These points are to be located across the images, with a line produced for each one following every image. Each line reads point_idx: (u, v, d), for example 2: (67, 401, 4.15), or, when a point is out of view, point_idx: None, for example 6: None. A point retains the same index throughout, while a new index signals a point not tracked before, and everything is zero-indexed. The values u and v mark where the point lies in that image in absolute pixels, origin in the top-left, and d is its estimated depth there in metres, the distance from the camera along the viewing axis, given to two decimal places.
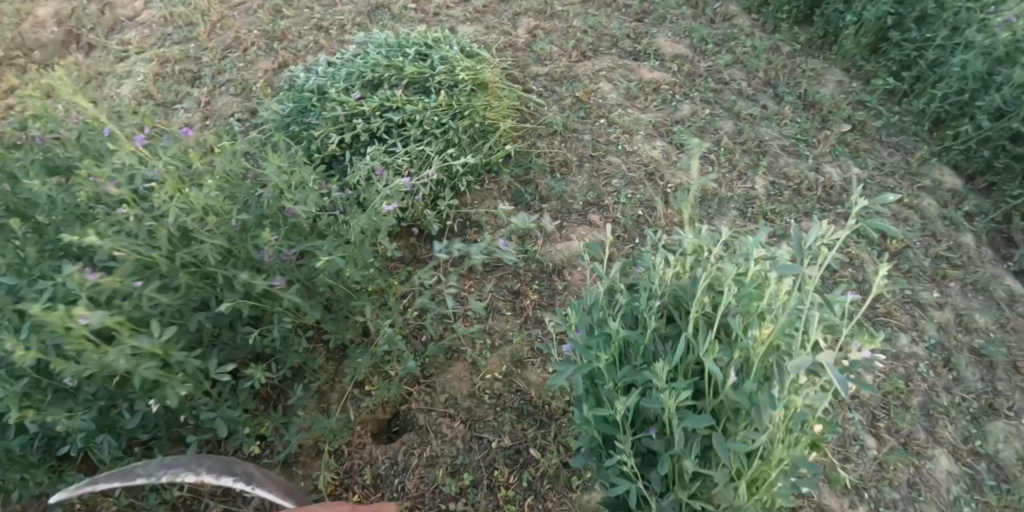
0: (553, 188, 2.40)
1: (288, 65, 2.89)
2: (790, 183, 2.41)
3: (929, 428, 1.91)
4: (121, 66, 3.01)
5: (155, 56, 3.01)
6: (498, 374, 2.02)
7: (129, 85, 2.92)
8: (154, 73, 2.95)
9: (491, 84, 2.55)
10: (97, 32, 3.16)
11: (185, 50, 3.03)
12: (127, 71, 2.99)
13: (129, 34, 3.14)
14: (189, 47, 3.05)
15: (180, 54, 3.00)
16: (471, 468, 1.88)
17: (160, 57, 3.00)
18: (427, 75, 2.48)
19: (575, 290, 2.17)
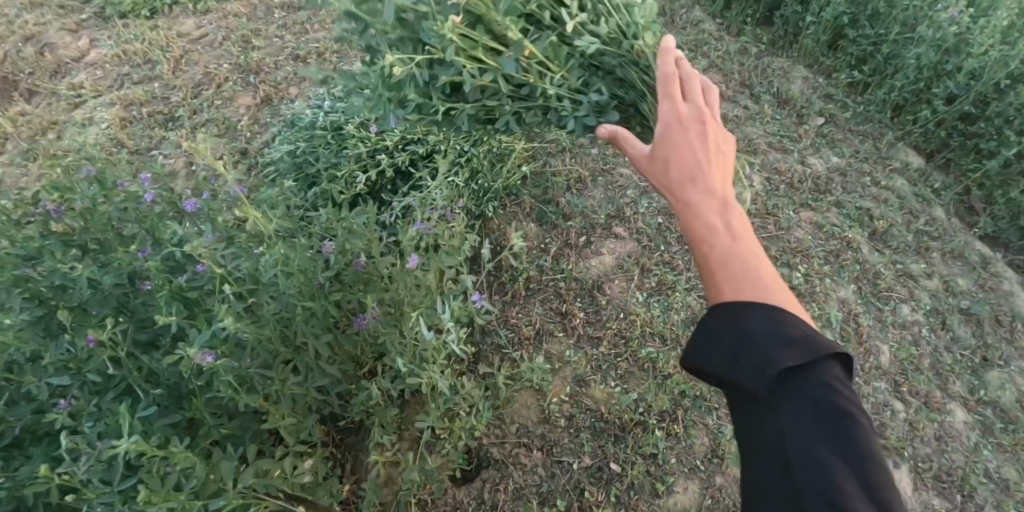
0: (574, 204, 2.52)
1: (271, 98, 2.88)
2: (783, 177, 2.60)
3: (941, 385, 2.19)
4: (79, 113, 2.86)
5: (117, 99, 2.88)
6: (564, 396, 2.11)
7: (93, 132, 2.76)
8: (118, 117, 2.82)
9: None
10: (43, 78, 2.99)
11: (149, 92, 2.93)
12: (87, 118, 2.84)
13: (79, 77, 3.01)
14: (153, 86, 2.95)
15: (145, 95, 2.89)
16: (558, 493, 1.97)
17: (122, 101, 2.87)
18: None
19: (618, 303, 2.29)
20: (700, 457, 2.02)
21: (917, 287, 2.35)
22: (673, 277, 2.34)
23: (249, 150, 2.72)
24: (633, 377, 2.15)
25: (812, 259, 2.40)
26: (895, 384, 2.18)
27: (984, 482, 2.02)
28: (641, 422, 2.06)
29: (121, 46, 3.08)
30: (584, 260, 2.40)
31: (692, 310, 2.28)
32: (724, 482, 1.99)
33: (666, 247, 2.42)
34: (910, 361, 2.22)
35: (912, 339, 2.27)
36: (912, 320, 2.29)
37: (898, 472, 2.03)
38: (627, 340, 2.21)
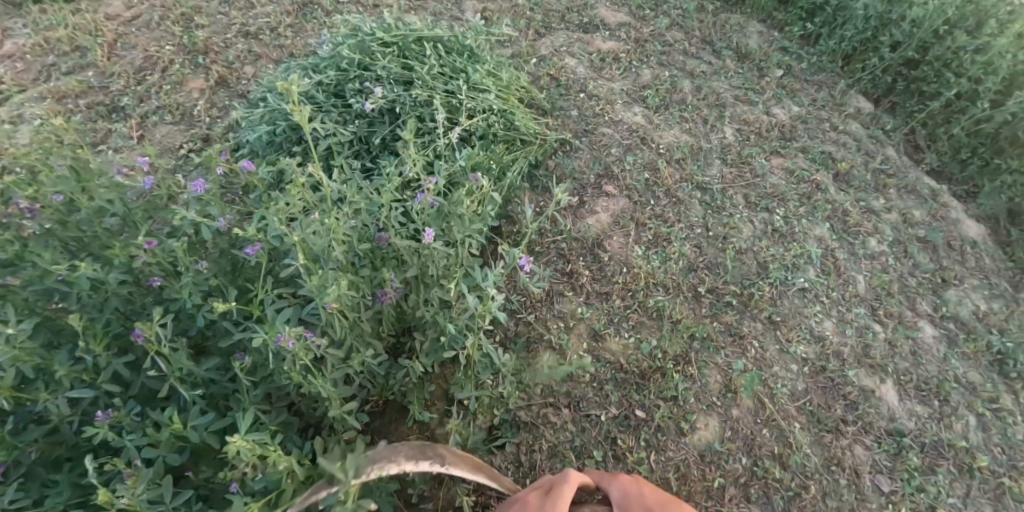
0: (565, 166, 2.62)
1: (227, 79, 2.78)
2: (750, 127, 2.79)
3: (911, 306, 2.42)
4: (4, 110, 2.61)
5: (48, 92, 2.67)
6: (583, 351, 2.21)
7: (27, 129, 2.52)
8: (53, 112, 2.61)
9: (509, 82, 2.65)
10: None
11: (82, 82, 2.72)
12: (15, 114, 2.59)
13: None
14: (88, 76, 2.77)
15: (80, 85, 2.69)
16: (592, 445, 2.06)
17: (53, 93, 2.67)
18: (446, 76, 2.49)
19: (618, 258, 2.43)
20: (715, 394, 2.17)
21: (879, 221, 2.58)
22: (667, 231, 2.52)
23: (211, 136, 2.60)
24: (644, 326, 2.30)
25: (786, 203, 2.61)
26: (872, 309, 2.40)
27: (955, 387, 2.27)
28: (659, 369, 2.20)
29: (40, 33, 2.87)
30: (581, 221, 2.51)
31: (687, 258, 2.47)
32: (739, 414, 2.14)
33: (656, 202, 2.60)
34: (883, 287, 2.44)
35: (882, 268, 2.49)
36: (879, 251, 2.52)
37: (884, 386, 2.25)
38: (634, 293, 2.36)
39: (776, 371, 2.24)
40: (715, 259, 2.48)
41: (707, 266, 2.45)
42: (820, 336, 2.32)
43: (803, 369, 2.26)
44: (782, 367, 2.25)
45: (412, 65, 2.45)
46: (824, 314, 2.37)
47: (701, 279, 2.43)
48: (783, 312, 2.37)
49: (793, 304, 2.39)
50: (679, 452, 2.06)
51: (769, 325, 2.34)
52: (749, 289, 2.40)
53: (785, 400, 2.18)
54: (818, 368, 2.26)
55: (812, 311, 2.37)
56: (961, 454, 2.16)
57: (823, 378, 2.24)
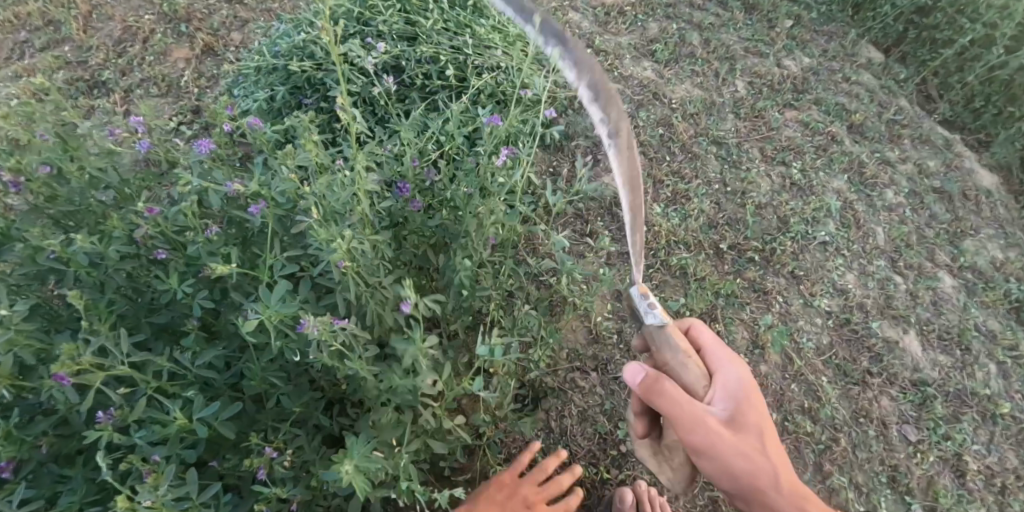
0: (576, 124, 2.53)
1: (214, 49, 2.60)
2: (763, 80, 2.77)
3: (929, 257, 2.42)
4: None
5: (22, 70, 2.49)
6: (608, 313, 2.15)
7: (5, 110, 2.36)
8: (30, 91, 2.44)
9: (516, 33, 2.50)
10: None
11: (58, 57, 2.54)
12: None
13: None
14: (65, 51, 2.58)
15: (55, 61, 2.51)
16: (622, 408, 2.02)
17: (29, 71, 2.50)
18: (455, 30, 2.33)
19: (637, 217, 2.36)
20: (743, 351, 2.15)
21: (895, 173, 2.57)
22: (686, 188, 2.47)
23: (202, 107, 2.46)
24: (668, 285, 2.25)
25: (803, 155, 2.62)
26: (892, 261, 2.40)
27: (976, 336, 2.27)
28: None
29: (8, 8, 2.66)
30: (597, 179, 2.44)
31: (707, 215, 2.43)
32: (767, 370, 2.13)
33: (672, 157, 2.55)
34: (902, 239, 2.43)
35: (899, 220, 2.48)
36: (896, 203, 2.51)
37: (907, 338, 2.24)
38: (656, 252, 2.31)
39: (801, 325, 2.24)
40: (735, 215, 2.45)
41: (728, 222, 2.44)
42: (843, 289, 2.32)
43: (828, 322, 2.25)
44: (807, 320, 2.25)
45: (415, 19, 2.28)
46: (845, 267, 2.37)
47: (723, 235, 2.39)
48: (806, 266, 2.36)
49: (815, 258, 2.39)
50: None
51: (792, 280, 2.34)
52: (771, 244, 2.39)
53: (811, 354, 2.18)
54: (842, 321, 2.26)
55: (834, 264, 2.37)
56: (984, 402, 2.16)
57: (847, 330, 2.24)
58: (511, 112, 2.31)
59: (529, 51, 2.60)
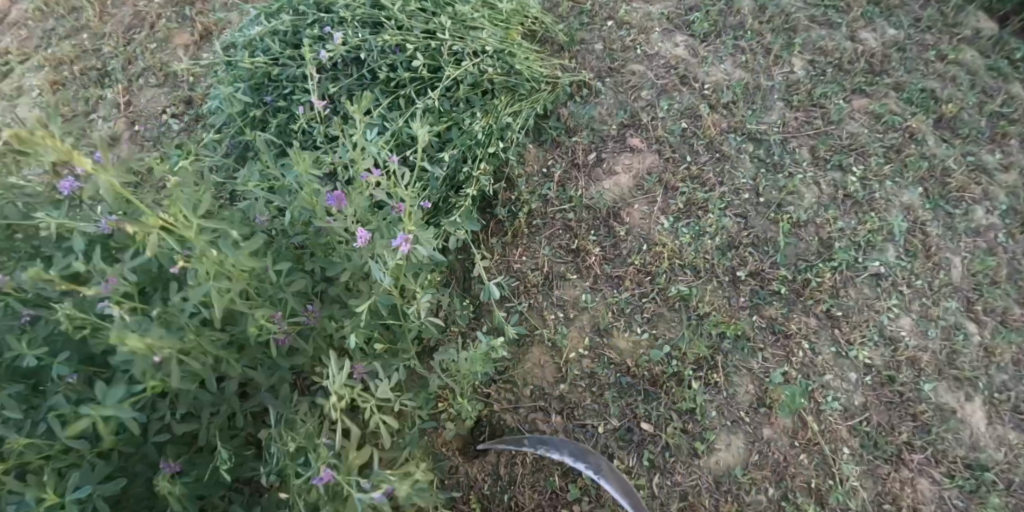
0: (579, 115, 2.23)
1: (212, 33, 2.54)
2: (829, 58, 2.32)
3: (1018, 299, 1.95)
4: (8, 84, 2.53)
5: (46, 61, 2.54)
6: (583, 350, 1.93)
7: (26, 106, 2.46)
8: (49, 83, 2.51)
9: (508, 14, 2.22)
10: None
11: (77, 46, 2.59)
12: (16, 87, 2.51)
13: (5, 42, 2.64)
14: (82, 39, 2.61)
15: (72, 51, 2.56)
16: (583, 462, 1.84)
17: (50, 62, 2.54)
18: (431, 14, 2.06)
19: (637, 231, 2.07)
20: (745, 408, 1.84)
21: (991, 184, 2.09)
22: (703, 197, 2.11)
23: (193, 98, 2.41)
24: (661, 318, 1.96)
25: (868, 158, 2.16)
26: (968, 303, 1.94)
27: None
28: (675, 375, 1.88)
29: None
30: (595, 184, 2.15)
31: (729, 233, 2.07)
32: (771, 434, 1.81)
33: (693, 157, 2.19)
34: (985, 273, 1.98)
35: (987, 248, 2.01)
36: (988, 225, 2.04)
37: (971, 407, 1.82)
38: (654, 277, 2.00)
39: (828, 381, 1.86)
40: (765, 232, 2.07)
41: (752, 242, 2.06)
42: (893, 339, 1.90)
43: (864, 378, 1.86)
44: (837, 376, 1.87)
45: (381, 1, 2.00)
46: (901, 309, 1.94)
47: (742, 259, 2.03)
48: (845, 305, 1.95)
49: (861, 294, 1.97)
50: (689, 479, 1.78)
51: (826, 321, 1.94)
52: (803, 275, 2.00)
53: (834, 418, 1.81)
54: (883, 379, 1.86)
55: (886, 305, 1.94)
56: None
57: (887, 393, 1.84)
58: (495, 111, 2.03)
59: (528, 26, 2.31)
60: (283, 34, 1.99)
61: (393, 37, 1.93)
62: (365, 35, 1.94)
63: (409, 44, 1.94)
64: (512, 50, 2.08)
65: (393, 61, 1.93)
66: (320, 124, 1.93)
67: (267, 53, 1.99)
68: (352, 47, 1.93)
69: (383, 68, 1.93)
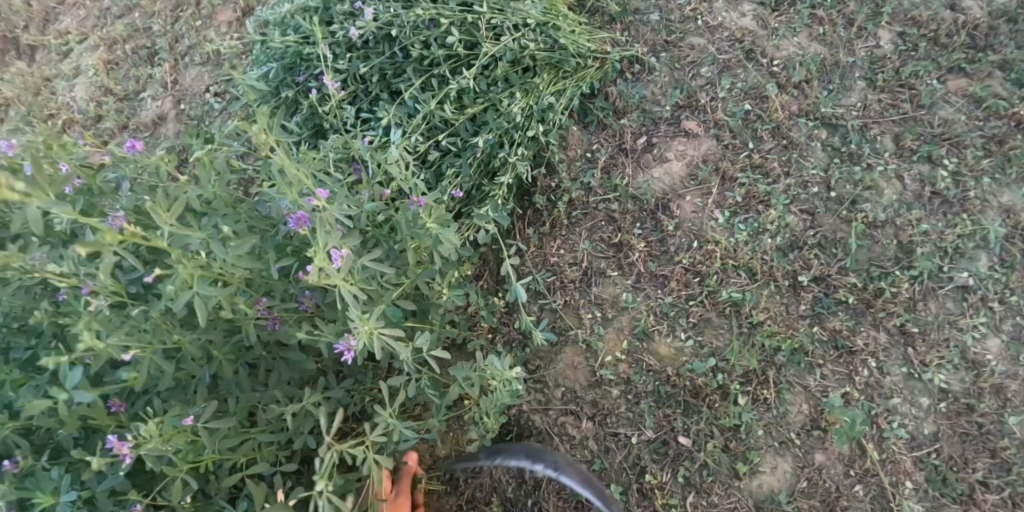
0: (629, 95, 2.05)
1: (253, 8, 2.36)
2: (922, 30, 2.03)
3: None
4: (65, 63, 2.44)
5: (99, 41, 2.43)
6: (620, 354, 1.80)
7: (81, 84, 2.38)
8: (103, 62, 2.40)
9: None
10: (33, 30, 2.53)
11: (129, 24, 2.44)
12: (73, 67, 2.42)
13: (64, 21, 2.53)
14: (134, 17, 2.46)
15: (125, 29, 2.42)
16: (613, 473, 1.73)
17: (105, 41, 2.43)
18: None
19: (687, 227, 1.90)
20: (796, 429, 1.71)
21: None
22: (765, 189, 1.90)
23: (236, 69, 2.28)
24: (708, 325, 1.80)
25: (962, 149, 1.92)
26: None
27: None
28: (720, 388, 1.74)
29: None
30: (643, 171, 1.98)
31: (792, 232, 1.87)
32: (824, 460, 1.69)
33: (756, 143, 1.98)
34: None
35: None
36: None
37: None
38: (704, 277, 1.84)
39: (896, 405, 1.72)
40: (835, 232, 1.87)
41: (818, 243, 1.86)
42: (977, 362, 1.74)
43: (938, 406, 1.72)
44: (906, 400, 1.73)
45: None
46: (989, 329, 1.76)
47: (805, 261, 1.84)
48: (923, 321, 1.78)
49: (942, 308, 1.79)
50: (728, 501, 1.67)
51: (899, 337, 1.77)
52: (876, 282, 1.81)
53: (898, 447, 1.69)
54: (961, 407, 1.71)
55: (972, 323, 1.76)
56: None
57: (964, 423, 1.70)
58: (535, 91, 1.90)
59: None
60: (315, 11, 1.91)
61: (425, 12, 1.81)
62: (397, 10, 1.83)
63: (444, 19, 1.81)
64: (558, 21, 1.91)
65: (423, 39, 1.83)
66: (350, 106, 1.87)
67: (298, 30, 1.91)
68: (383, 23, 1.83)
69: (415, 45, 1.82)
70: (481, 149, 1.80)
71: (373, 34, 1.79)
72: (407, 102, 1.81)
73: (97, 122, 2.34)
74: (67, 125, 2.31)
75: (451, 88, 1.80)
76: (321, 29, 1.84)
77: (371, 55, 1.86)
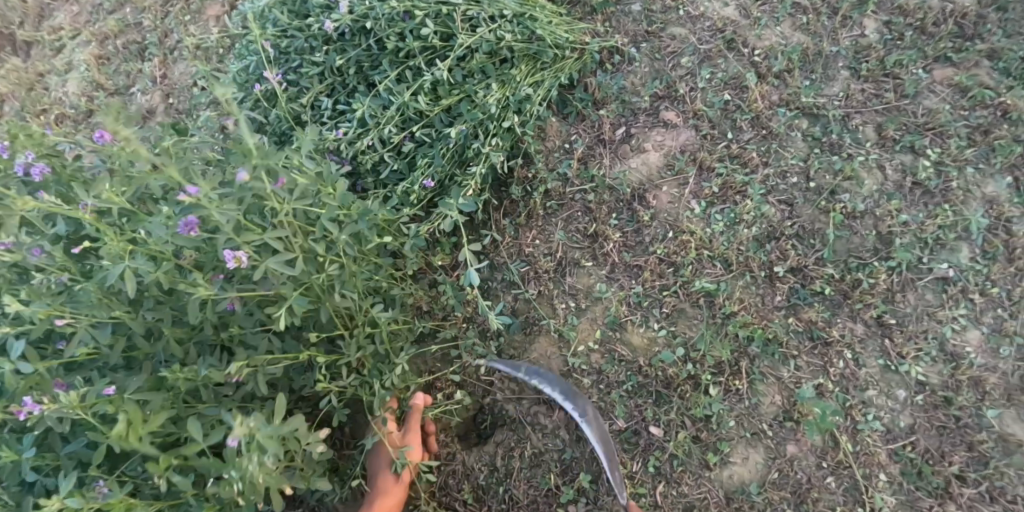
0: (608, 86, 2.05)
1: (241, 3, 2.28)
2: (908, 19, 2.01)
3: None
4: (59, 59, 2.39)
5: (91, 36, 2.37)
6: (593, 344, 1.80)
7: (75, 80, 2.32)
8: (95, 57, 2.34)
9: None
10: (27, 28, 2.49)
11: (121, 19, 2.38)
12: (67, 62, 2.37)
13: (58, 17, 2.47)
14: (126, 12, 2.39)
15: (117, 24, 2.36)
16: (584, 462, 1.73)
17: (97, 37, 2.37)
18: None
19: (664, 218, 1.89)
20: (769, 420, 1.70)
21: None
22: (742, 179, 1.88)
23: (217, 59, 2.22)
24: (682, 315, 1.79)
25: (946, 139, 1.89)
26: None
27: None
28: (691, 378, 1.73)
29: None
30: (621, 161, 1.98)
31: (769, 222, 1.85)
32: (795, 451, 1.67)
33: (735, 133, 1.96)
34: None
35: None
36: None
37: None
38: (678, 268, 1.83)
39: (871, 397, 1.71)
40: (812, 222, 1.85)
41: (796, 233, 1.85)
42: (955, 354, 1.72)
43: (914, 398, 1.70)
44: (882, 392, 1.71)
45: None
46: (968, 321, 1.74)
47: (782, 252, 1.82)
48: (900, 313, 1.76)
49: (921, 299, 1.77)
50: (698, 492, 1.66)
51: (876, 329, 1.76)
52: (854, 273, 1.79)
53: (872, 440, 1.67)
54: (938, 400, 1.69)
55: (950, 314, 1.74)
56: None
57: (941, 415, 1.68)
58: (512, 82, 1.90)
59: None
60: (293, 5, 1.94)
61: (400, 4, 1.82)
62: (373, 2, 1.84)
63: (418, 11, 1.82)
64: (535, 11, 1.91)
65: (397, 31, 1.83)
66: (327, 98, 1.88)
67: (275, 25, 1.93)
68: (358, 14, 1.84)
69: (390, 36, 1.83)
70: (454, 140, 1.81)
71: (346, 28, 1.80)
72: (381, 94, 1.82)
73: (88, 117, 2.28)
74: (58, 120, 2.27)
75: (424, 80, 1.80)
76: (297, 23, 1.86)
77: (347, 48, 1.88)
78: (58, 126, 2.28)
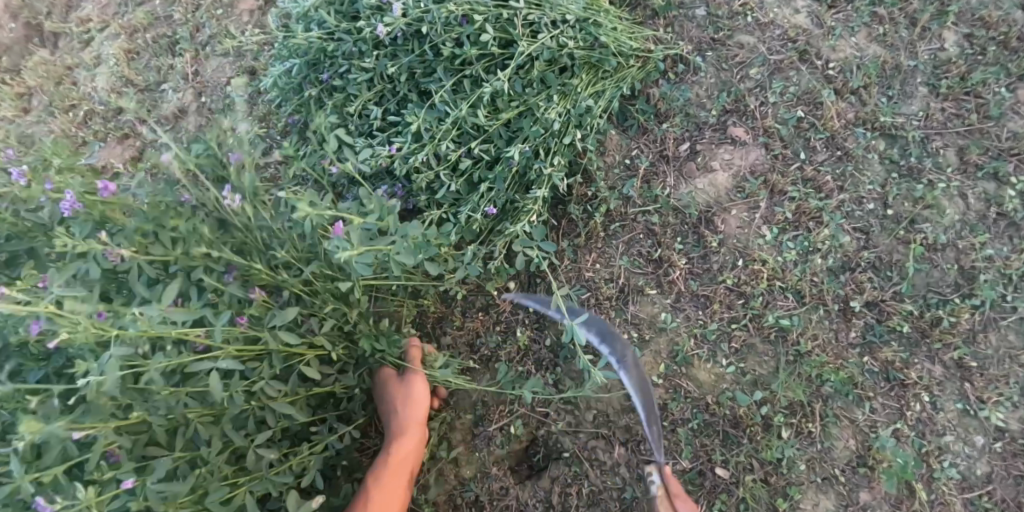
0: (671, 98, 1.92)
1: None
2: (992, 31, 1.86)
3: None
4: (85, 51, 2.24)
5: (118, 27, 2.22)
6: (656, 378, 1.72)
7: (103, 75, 2.19)
8: (123, 51, 2.19)
9: None
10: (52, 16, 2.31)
11: (150, 11, 2.22)
12: (93, 55, 2.22)
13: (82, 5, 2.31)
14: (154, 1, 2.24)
15: (146, 16, 2.20)
16: (646, 502, 1.66)
17: (125, 29, 2.21)
18: None
19: (732, 244, 1.79)
20: (841, 465, 1.63)
21: None
22: (817, 205, 1.78)
23: (257, 68, 2.08)
24: (751, 351, 1.71)
25: None
26: None
27: None
28: (761, 421, 1.66)
29: None
30: (685, 181, 1.87)
31: (845, 252, 1.75)
32: (868, 499, 1.61)
33: (808, 154, 1.85)
34: None
35: None
36: None
37: None
38: (747, 300, 1.74)
39: (948, 443, 1.63)
40: (890, 254, 1.75)
41: (872, 264, 1.75)
42: None
43: (994, 445, 1.61)
44: (959, 438, 1.63)
45: None
46: None
47: (858, 285, 1.72)
48: (982, 356, 1.67)
49: (1003, 340, 1.67)
50: None
51: (955, 371, 1.66)
52: (934, 310, 1.70)
53: (948, 489, 1.60)
54: (1018, 449, 1.61)
55: None
56: None
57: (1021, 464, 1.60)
58: (574, 94, 1.76)
59: None
60: (339, 4, 1.79)
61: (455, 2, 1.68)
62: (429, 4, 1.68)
63: (476, 16, 1.67)
64: (599, 15, 1.75)
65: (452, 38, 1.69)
66: (376, 107, 1.75)
67: (321, 25, 1.78)
68: (412, 15, 1.69)
69: (446, 40, 1.68)
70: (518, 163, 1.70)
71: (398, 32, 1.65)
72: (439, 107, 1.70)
73: (118, 114, 2.15)
74: (87, 117, 2.15)
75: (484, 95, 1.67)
76: (345, 24, 1.71)
77: (398, 53, 1.74)
78: (86, 124, 2.16)
